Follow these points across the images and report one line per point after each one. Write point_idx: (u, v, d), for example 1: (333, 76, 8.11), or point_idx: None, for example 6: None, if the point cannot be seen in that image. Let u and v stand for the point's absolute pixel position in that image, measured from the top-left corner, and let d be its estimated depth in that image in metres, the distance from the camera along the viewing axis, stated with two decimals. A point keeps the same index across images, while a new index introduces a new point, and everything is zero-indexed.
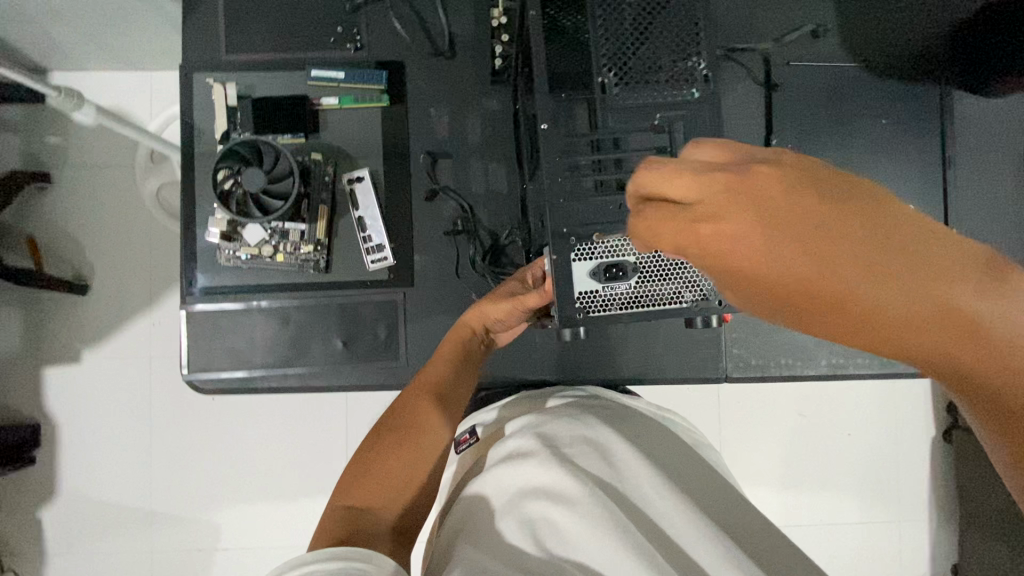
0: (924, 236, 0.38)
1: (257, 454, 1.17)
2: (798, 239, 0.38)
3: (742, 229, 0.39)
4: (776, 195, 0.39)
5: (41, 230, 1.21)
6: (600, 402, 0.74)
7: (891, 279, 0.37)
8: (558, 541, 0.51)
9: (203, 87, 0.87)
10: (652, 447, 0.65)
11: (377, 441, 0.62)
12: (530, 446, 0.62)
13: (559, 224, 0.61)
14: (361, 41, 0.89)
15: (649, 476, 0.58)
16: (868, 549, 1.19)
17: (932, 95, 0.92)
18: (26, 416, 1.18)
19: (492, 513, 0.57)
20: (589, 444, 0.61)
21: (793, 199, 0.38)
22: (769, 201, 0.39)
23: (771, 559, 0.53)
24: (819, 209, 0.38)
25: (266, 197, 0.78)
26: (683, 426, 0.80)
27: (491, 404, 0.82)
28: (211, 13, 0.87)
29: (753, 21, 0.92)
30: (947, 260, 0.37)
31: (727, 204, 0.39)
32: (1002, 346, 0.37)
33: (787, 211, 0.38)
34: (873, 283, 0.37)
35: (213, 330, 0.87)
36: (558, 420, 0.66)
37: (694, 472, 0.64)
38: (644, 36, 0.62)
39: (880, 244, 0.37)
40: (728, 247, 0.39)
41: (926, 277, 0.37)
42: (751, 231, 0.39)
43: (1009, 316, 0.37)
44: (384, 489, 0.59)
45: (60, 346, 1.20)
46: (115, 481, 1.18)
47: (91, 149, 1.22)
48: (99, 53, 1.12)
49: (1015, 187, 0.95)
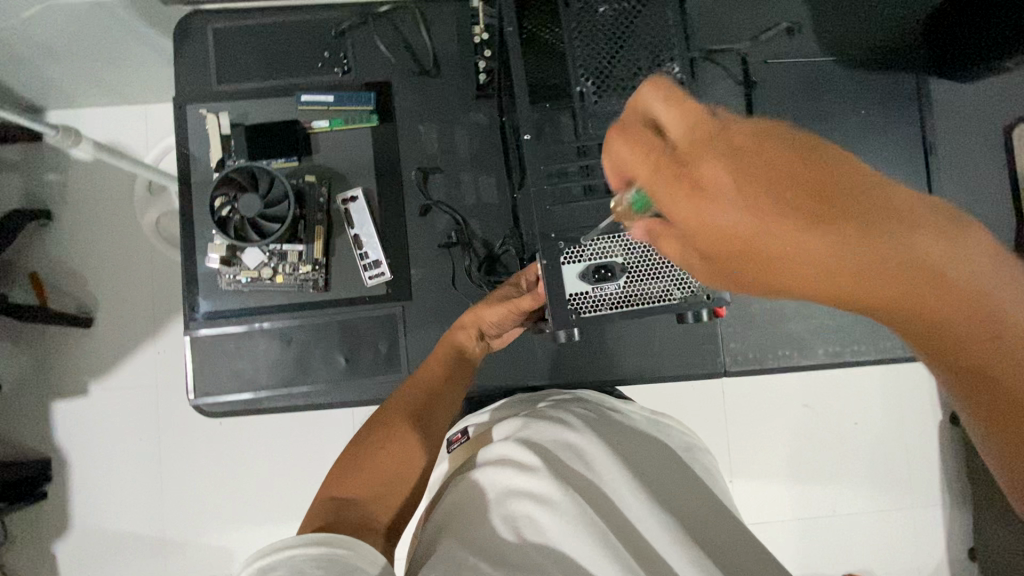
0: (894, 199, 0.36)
1: (267, 476, 1.18)
2: (757, 199, 0.35)
3: (725, 199, 0.36)
4: (769, 159, 0.35)
5: (44, 267, 1.23)
6: (585, 405, 0.76)
7: (877, 256, 0.35)
8: (540, 540, 0.54)
9: (197, 118, 0.89)
10: (633, 450, 0.67)
11: (370, 437, 0.63)
12: (517, 447, 0.63)
13: (547, 229, 0.63)
14: (348, 64, 0.91)
15: (627, 479, 0.60)
16: (881, 535, 1.19)
17: (908, 85, 0.94)
18: (37, 451, 1.19)
19: (477, 508, 0.58)
20: (572, 447, 0.64)
21: (780, 163, 0.35)
22: (759, 161, 0.35)
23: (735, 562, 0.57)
24: (779, 159, 0.35)
25: (263, 220, 0.80)
26: (672, 427, 0.81)
27: (484, 407, 0.84)
28: (202, 46, 0.89)
29: (729, 23, 0.94)
30: (909, 223, 0.36)
31: (711, 167, 0.37)
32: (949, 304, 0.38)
33: (779, 179, 0.35)
34: (851, 259, 0.35)
35: (217, 354, 0.89)
36: (545, 421, 0.68)
37: (673, 477, 0.66)
38: (618, 43, 0.64)
39: (851, 207, 0.35)
40: (698, 210, 0.38)
41: (887, 247, 0.35)
42: (717, 196, 0.36)
43: (959, 267, 0.37)
44: (373, 484, 0.59)
45: (67, 379, 1.21)
46: (127, 510, 1.19)
47: (90, 185, 1.25)
48: (94, 90, 1.14)
49: (998, 167, 0.96)
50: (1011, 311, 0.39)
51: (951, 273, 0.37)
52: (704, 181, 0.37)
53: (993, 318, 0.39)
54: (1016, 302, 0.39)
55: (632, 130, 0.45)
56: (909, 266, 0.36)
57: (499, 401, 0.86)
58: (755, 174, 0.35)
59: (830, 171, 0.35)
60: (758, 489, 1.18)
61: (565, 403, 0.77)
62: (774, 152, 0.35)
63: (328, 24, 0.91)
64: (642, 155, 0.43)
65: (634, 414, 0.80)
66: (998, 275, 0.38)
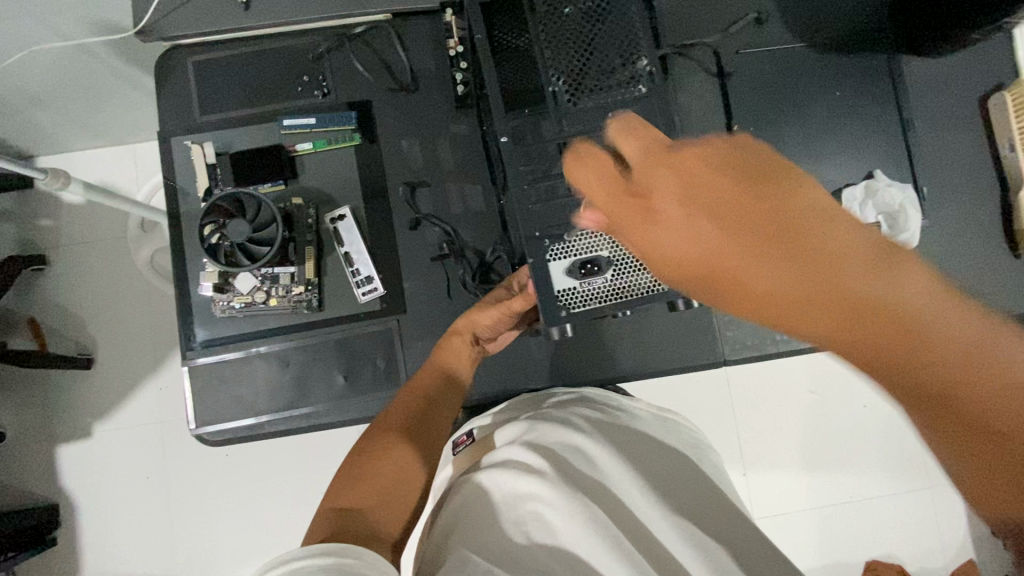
0: (817, 220, 0.41)
1: (275, 503, 1.17)
2: (689, 211, 0.43)
3: (668, 214, 0.44)
4: (717, 182, 0.43)
5: (42, 311, 1.23)
6: (591, 405, 0.76)
7: (795, 259, 0.40)
8: (549, 541, 0.53)
9: (182, 149, 0.90)
10: (636, 449, 0.67)
11: (371, 446, 0.63)
12: (524, 450, 0.63)
13: (531, 229, 0.64)
14: (328, 86, 0.92)
15: (633, 479, 0.60)
16: (900, 517, 1.18)
17: (880, 65, 0.96)
18: (45, 497, 1.19)
19: (486, 510, 0.58)
20: (578, 448, 0.64)
21: (721, 193, 0.43)
22: (702, 182, 0.43)
23: (752, 554, 0.56)
24: (718, 179, 0.43)
25: (252, 245, 0.81)
26: (680, 424, 0.82)
27: (488, 409, 0.86)
28: (183, 80, 0.91)
29: (699, 18, 0.96)
30: (838, 240, 0.40)
31: (661, 184, 0.45)
32: (905, 327, 0.38)
33: (720, 200, 0.43)
34: (754, 254, 0.41)
35: (216, 383, 0.89)
36: (550, 423, 0.68)
37: (682, 474, 0.66)
38: (585, 42, 0.65)
39: (762, 230, 0.41)
40: (652, 234, 0.45)
41: (804, 263, 0.40)
42: (665, 215, 0.44)
43: (908, 296, 0.39)
44: (377, 492, 0.59)
45: (71, 423, 1.21)
46: (138, 550, 1.17)
47: (82, 227, 1.26)
48: (81, 133, 1.16)
49: (977, 137, 0.97)
50: (947, 327, 0.38)
51: (885, 294, 0.39)
52: (652, 199, 0.46)
53: (932, 335, 0.38)
54: (961, 327, 0.37)
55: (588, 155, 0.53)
56: (816, 269, 0.40)
57: (499, 404, 0.87)
58: (696, 196, 0.44)
59: (756, 190, 0.42)
60: (772, 480, 1.17)
61: (569, 404, 0.77)
62: (716, 184, 0.43)
63: (305, 48, 0.92)
64: (605, 181, 0.50)
65: (641, 410, 0.80)
66: (920, 287, 0.39)
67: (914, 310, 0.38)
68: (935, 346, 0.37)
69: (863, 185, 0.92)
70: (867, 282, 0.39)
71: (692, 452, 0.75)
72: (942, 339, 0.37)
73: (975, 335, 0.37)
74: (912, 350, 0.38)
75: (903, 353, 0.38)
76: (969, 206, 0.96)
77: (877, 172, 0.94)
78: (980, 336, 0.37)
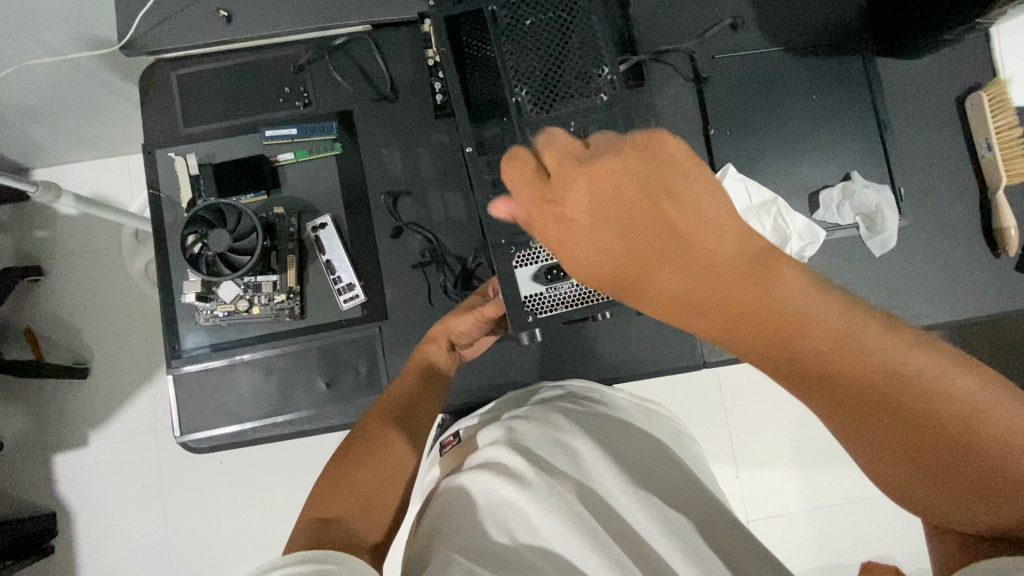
0: (697, 226, 0.46)
1: (266, 508, 1.18)
2: (596, 223, 0.49)
3: (578, 220, 0.50)
4: (616, 188, 0.48)
5: (37, 321, 1.25)
6: (573, 401, 0.76)
7: (676, 254, 0.45)
8: (532, 539, 0.54)
9: (167, 162, 0.92)
10: (616, 440, 0.67)
11: (350, 454, 0.63)
12: (503, 453, 0.63)
13: (497, 235, 0.67)
14: (309, 97, 0.94)
15: (613, 473, 0.60)
16: (892, 518, 1.17)
17: (856, 66, 0.97)
18: (41, 505, 1.20)
19: (468, 511, 0.58)
20: (558, 444, 0.64)
21: (618, 198, 0.48)
22: (607, 193, 0.48)
23: (741, 544, 0.56)
24: (623, 188, 0.48)
25: (233, 255, 0.82)
26: (661, 413, 0.82)
27: (475, 410, 0.86)
28: (168, 93, 0.92)
29: (675, 23, 0.97)
30: (712, 243, 0.45)
31: (574, 192, 0.50)
32: (786, 326, 0.41)
33: (620, 210, 0.48)
34: (650, 258, 0.46)
35: (202, 390, 0.90)
36: (531, 423, 0.68)
37: (666, 464, 0.66)
38: (549, 51, 0.66)
39: (660, 233, 0.46)
40: (569, 241, 0.51)
41: (689, 268, 0.45)
42: (581, 220, 0.50)
43: (783, 292, 0.42)
44: (356, 500, 0.59)
45: (66, 431, 1.22)
46: (133, 557, 1.19)
47: (76, 238, 1.27)
48: (74, 146, 1.18)
49: (954, 137, 0.98)
50: (811, 314, 0.41)
51: (757, 291, 0.42)
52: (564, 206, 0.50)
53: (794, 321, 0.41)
54: (817, 307, 0.41)
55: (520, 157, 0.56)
56: (702, 271, 0.44)
57: (488, 404, 0.87)
58: (603, 203, 0.48)
59: (653, 195, 0.47)
60: (764, 480, 1.17)
61: (552, 401, 0.77)
62: (618, 194, 0.48)
63: (286, 60, 0.94)
64: (527, 186, 0.54)
65: (625, 402, 0.81)
66: (794, 290, 0.42)
67: (775, 297, 0.42)
68: (793, 326, 0.41)
69: (839, 187, 0.93)
70: (744, 277, 0.43)
71: (675, 443, 0.75)
72: (799, 329, 0.41)
73: (835, 327, 0.40)
74: (797, 361, 0.41)
75: (776, 349, 0.42)
76: (947, 206, 0.97)
77: (854, 173, 0.94)
78: (852, 323, 0.40)
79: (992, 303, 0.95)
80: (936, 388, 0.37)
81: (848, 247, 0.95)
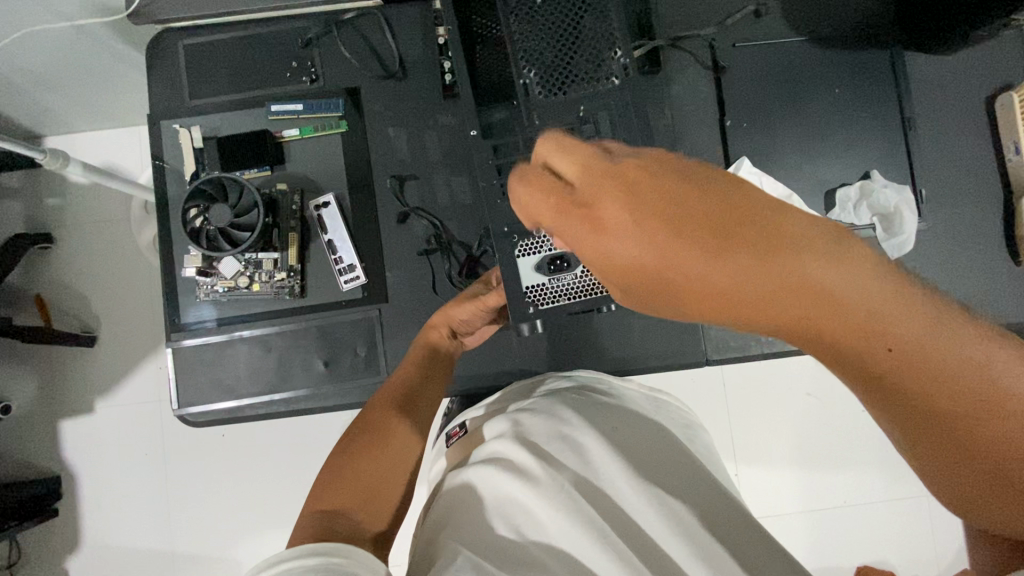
0: (753, 223, 0.45)
1: (263, 483, 1.19)
2: (644, 228, 0.46)
3: (621, 227, 0.47)
4: (656, 194, 0.46)
5: (45, 288, 1.25)
6: (584, 392, 0.73)
7: (739, 261, 0.44)
8: (542, 539, 0.53)
9: (171, 133, 0.91)
10: (627, 435, 0.65)
11: (352, 446, 0.63)
12: (508, 448, 0.61)
13: (500, 224, 0.66)
14: (316, 72, 0.92)
15: (623, 470, 0.58)
16: (889, 524, 1.15)
17: (883, 60, 0.93)
18: (46, 469, 1.22)
19: (475, 506, 0.57)
20: (564, 438, 0.62)
21: (660, 198, 0.46)
22: (646, 194, 0.46)
23: (756, 545, 0.54)
24: (667, 190, 0.46)
25: (234, 230, 0.82)
26: (670, 404, 0.80)
27: (480, 401, 0.85)
28: (174, 64, 0.91)
29: (696, 7, 0.93)
30: (775, 243, 0.44)
31: (608, 198, 0.47)
32: (851, 328, 0.43)
33: (663, 204, 0.46)
34: (715, 261, 0.44)
35: (201, 365, 0.90)
36: (536, 415, 0.66)
37: (679, 456, 0.64)
38: (560, 33, 0.65)
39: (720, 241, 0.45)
40: (619, 250, 0.47)
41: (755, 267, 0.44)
42: (628, 228, 0.46)
43: (841, 292, 0.43)
44: (359, 491, 0.59)
45: (72, 397, 1.24)
46: (134, 524, 1.21)
47: (85, 207, 1.27)
48: (85, 115, 1.17)
49: (981, 138, 0.94)
50: (869, 318, 0.43)
51: (808, 292, 0.44)
52: (598, 210, 0.48)
53: (847, 310, 0.43)
54: (877, 307, 0.43)
55: (529, 172, 0.53)
56: (775, 275, 0.44)
57: (495, 394, 0.85)
58: (649, 206, 0.46)
59: (701, 194, 0.46)
60: (763, 479, 1.16)
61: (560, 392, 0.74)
62: (655, 191, 0.46)
63: (294, 34, 0.92)
64: (553, 199, 0.50)
65: (634, 393, 0.79)
66: (854, 287, 0.43)
67: (819, 292, 0.44)
68: (855, 325, 0.43)
69: (857, 186, 0.90)
70: (801, 278, 0.44)
71: (683, 435, 0.74)
72: (866, 325, 0.43)
73: (903, 327, 0.42)
74: (872, 362, 0.43)
75: (831, 344, 0.45)
76: (969, 210, 0.93)
77: (874, 172, 0.91)
78: (901, 314, 0.42)
79: (1014, 312, 0.91)
80: (981, 365, 0.41)
81: (863, 247, 0.92)
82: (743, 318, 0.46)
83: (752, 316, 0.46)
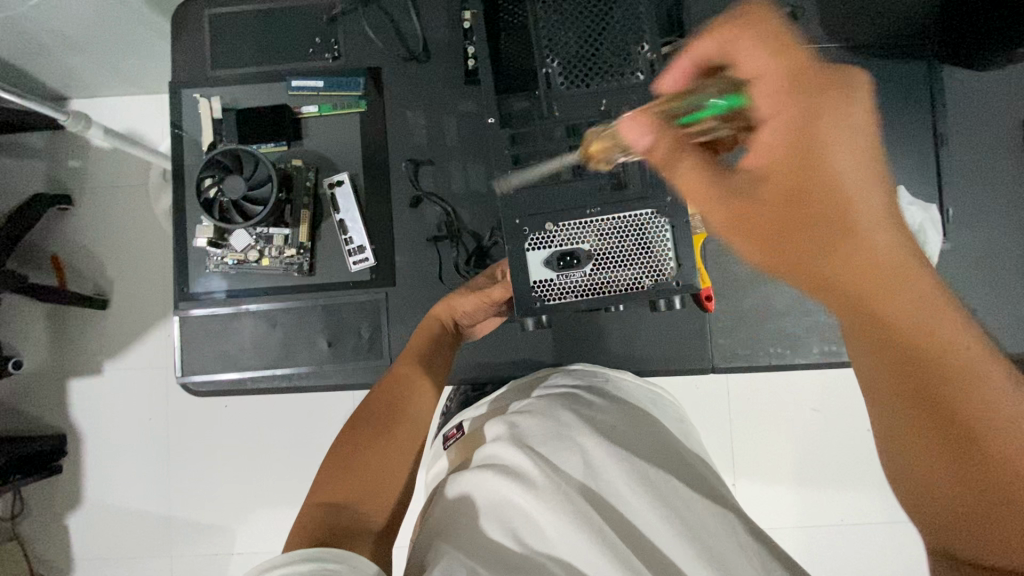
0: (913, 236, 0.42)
1: (262, 455, 1.20)
2: (838, 154, 0.42)
3: (818, 141, 0.42)
4: (865, 146, 0.42)
5: (62, 248, 1.27)
6: (583, 393, 0.72)
7: (894, 247, 0.41)
8: (540, 545, 0.52)
9: (191, 102, 0.91)
10: (627, 435, 0.64)
11: (355, 440, 0.63)
12: (507, 451, 0.60)
13: (512, 216, 0.65)
14: (339, 50, 0.91)
15: (623, 472, 0.57)
16: (888, 548, 1.14)
17: (920, 73, 0.90)
18: (54, 426, 1.24)
19: (471, 510, 0.57)
20: (562, 439, 0.61)
21: (864, 152, 0.42)
22: (860, 138, 0.42)
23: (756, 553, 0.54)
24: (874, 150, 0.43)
25: (247, 203, 0.81)
26: (671, 406, 0.79)
27: (479, 400, 0.84)
28: (199, 33, 0.91)
29: (729, 7, 0.91)
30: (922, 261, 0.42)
31: (831, 110, 0.43)
32: (956, 358, 0.40)
33: (867, 158, 0.42)
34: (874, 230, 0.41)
35: (207, 335, 0.90)
36: (534, 417, 0.65)
37: (678, 456, 0.64)
38: (587, 24, 0.64)
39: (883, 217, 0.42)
40: (793, 154, 0.43)
41: (897, 258, 0.41)
42: (824, 144, 0.42)
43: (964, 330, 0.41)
44: (362, 484, 0.59)
45: (82, 357, 1.25)
46: (133, 487, 1.22)
47: (104, 171, 1.28)
48: (110, 80, 1.18)
49: (1017, 161, 0.90)
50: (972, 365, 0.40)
51: (915, 282, 0.41)
52: (819, 112, 0.43)
53: (958, 348, 0.40)
54: (983, 362, 0.40)
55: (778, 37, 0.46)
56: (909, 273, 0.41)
57: (495, 393, 0.84)
58: (851, 145, 0.42)
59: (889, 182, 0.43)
60: (762, 492, 1.15)
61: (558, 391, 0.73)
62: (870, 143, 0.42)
63: (319, 10, 0.91)
64: (772, 79, 0.45)
65: (635, 389, 0.78)
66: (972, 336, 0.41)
67: (945, 314, 0.41)
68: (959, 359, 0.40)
69: None
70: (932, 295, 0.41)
71: (683, 435, 0.73)
72: (966, 362, 0.40)
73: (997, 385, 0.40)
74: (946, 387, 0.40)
75: (933, 358, 0.40)
76: (998, 234, 0.90)
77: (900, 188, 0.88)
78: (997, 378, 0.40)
79: None
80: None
81: None
82: (856, 289, 0.42)
83: (870, 285, 0.41)
